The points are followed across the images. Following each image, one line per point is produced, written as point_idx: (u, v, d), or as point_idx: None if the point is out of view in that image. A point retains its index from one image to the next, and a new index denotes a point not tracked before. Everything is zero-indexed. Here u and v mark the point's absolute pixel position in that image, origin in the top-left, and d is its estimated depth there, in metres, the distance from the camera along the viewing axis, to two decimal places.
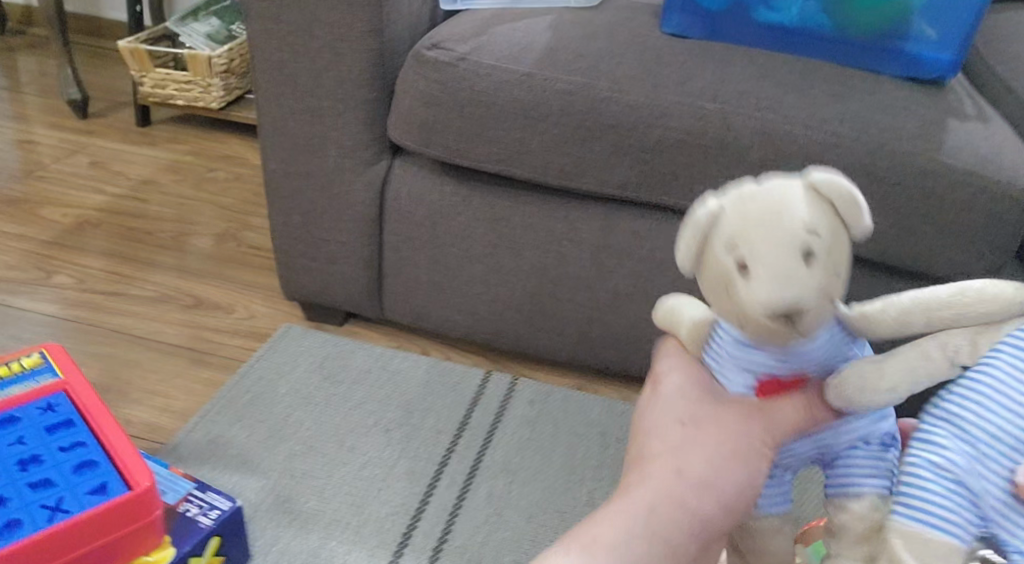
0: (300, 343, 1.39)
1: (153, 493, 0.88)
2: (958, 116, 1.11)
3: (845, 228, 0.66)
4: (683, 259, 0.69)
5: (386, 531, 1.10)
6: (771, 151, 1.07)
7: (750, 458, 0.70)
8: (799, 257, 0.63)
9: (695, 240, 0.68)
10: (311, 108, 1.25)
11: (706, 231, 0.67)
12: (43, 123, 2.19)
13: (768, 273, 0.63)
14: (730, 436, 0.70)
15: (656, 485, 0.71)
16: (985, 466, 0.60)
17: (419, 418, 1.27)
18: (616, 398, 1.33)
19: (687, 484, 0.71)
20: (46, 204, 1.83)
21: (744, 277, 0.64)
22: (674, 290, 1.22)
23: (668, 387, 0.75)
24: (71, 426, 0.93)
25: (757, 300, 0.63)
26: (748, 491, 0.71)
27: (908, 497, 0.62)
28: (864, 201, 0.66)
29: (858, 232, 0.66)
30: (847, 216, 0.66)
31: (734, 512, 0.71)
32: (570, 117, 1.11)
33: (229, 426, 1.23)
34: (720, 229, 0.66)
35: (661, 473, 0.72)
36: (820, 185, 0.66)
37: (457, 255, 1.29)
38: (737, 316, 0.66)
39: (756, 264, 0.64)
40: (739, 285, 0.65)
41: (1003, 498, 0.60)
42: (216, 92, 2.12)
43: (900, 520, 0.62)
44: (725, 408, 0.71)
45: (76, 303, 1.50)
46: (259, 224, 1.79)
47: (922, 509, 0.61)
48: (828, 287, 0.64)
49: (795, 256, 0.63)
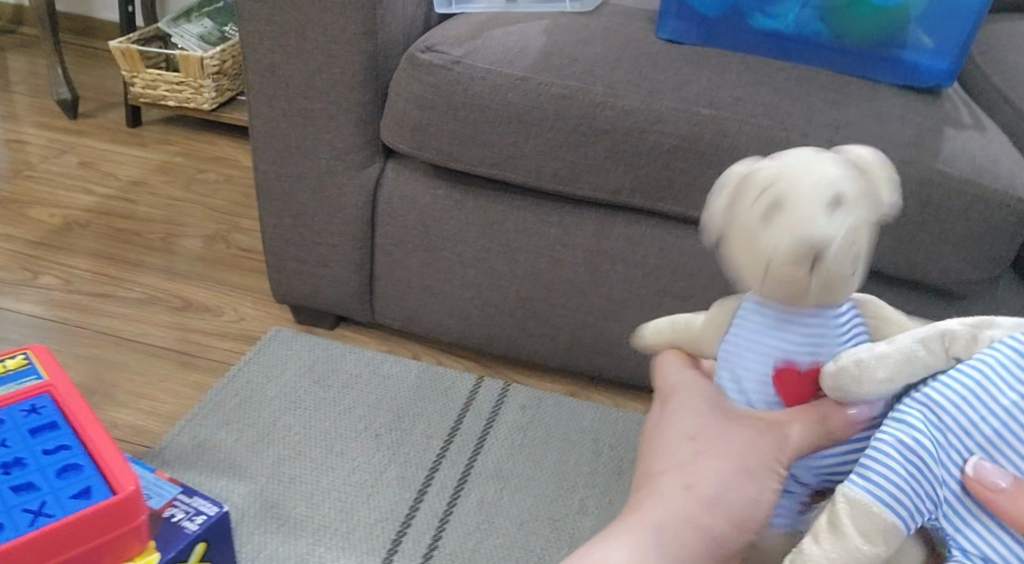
0: (290, 346, 1.38)
1: (138, 497, 0.87)
2: (954, 125, 1.11)
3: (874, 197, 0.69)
4: (716, 213, 0.72)
5: (375, 538, 1.09)
6: (766, 158, 1.06)
7: (760, 475, 0.71)
8: (825, 202, 0.66)
9: (729, 193, 0.71)
10: (304, 110, 1.24)
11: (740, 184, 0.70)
12: (32, 123, 2.17)
13: (798, 215, 0.66)
14: (740, 454, 0.71)
15: (665, 500, 0.72)
16: (944, 454, 0.65)
17: (409, 423, 1.25)
18: (608, 404, 1.33)
19: (697, 499, 0.71)
20: (34, 204, 1.81)
21: (766, 224, 0.67)
22: (668, 296, 1.21)
23: (678, 410, 0.77)
24: (55, 429, 0.92)
25: (785, 242, 0.66)
26: (759, 509, 0.71)
27: (868, 469, 0.65)
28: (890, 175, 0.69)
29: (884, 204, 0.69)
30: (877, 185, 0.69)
31: (747, 530, 0.71)
32: (565, 122, 1.11)
33: (216, 430, 1.22)
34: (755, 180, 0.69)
35: (672, 490, 0.72)
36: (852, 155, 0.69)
37: (449, 259, 1.28)
38: (764, 267, 0.68)
39: (786, 208, 0.67)
40: (769, 230, 0.67)
41: (954, 490, 0.65)
42: (207, 94, 2.11)
43: (855, 489, 0.65)
44: (734, 427, 0.73)
45: (63, 305, 1.48)
46: (250, 226, 1.78)
47: (882, 483, 0.64)
48: (855, 243, 0.67)
49: (826, 203, 0.66)
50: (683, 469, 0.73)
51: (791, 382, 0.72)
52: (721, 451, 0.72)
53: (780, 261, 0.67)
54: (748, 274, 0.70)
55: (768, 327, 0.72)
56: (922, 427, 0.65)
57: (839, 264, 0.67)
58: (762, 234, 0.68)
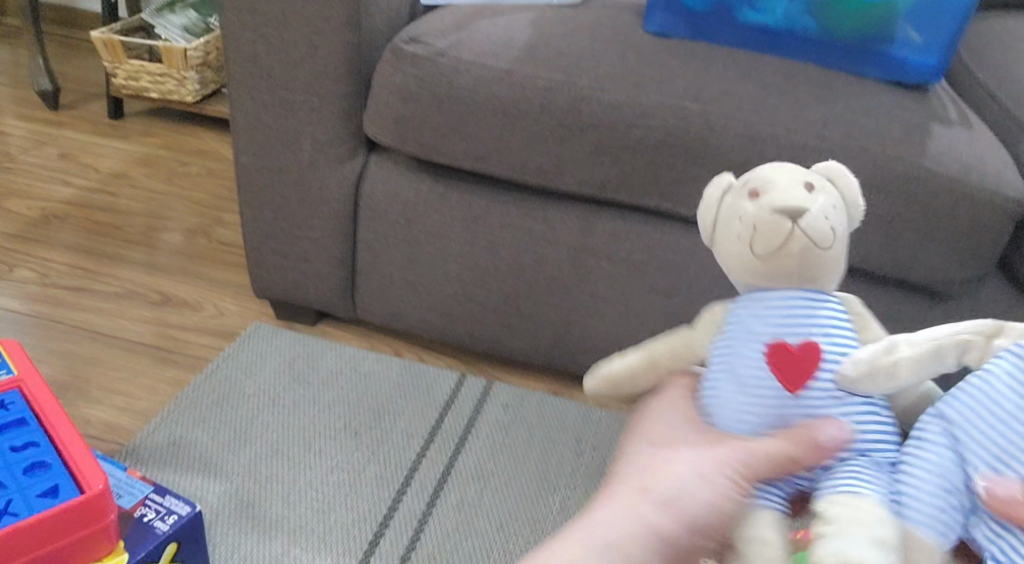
0: (270, 342, 1.36)
1: (107, 496, 0.84)
2: (942, 122, 1.09)
3: (846, 201, 0.76)
4: (705, 212, 0.78)
5: (352, 539, 1.07)
6: (752, 154, 1.05)
7: (719, 481, 0.68)
8: (801, 187, 0.73)
9: (716, 194, 0.77)
10: (285, 101, 1.22)
11: (726, 187, 0.77)
12: (12, 114, 2.14)
13: (774, 192, 0.73)
14: (698, 460, 0.69)
15: (621, 504, 0.68)
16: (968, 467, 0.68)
17: (389, 422, 1.24)
18: (591, 403, 1.31)
19: (651, 502, 0.67)
20: (12, 196, 1.78)
21: (755, 200, 0.73)
22: (653, 293, 1.20)
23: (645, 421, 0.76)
24: (23, 425, 0.89)
25: (767, 207, 0.72)
26: (715, 515, 0.68)
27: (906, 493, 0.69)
28: (855, 182, 0.76)
29: (853, 207, 0.76)
30: (846, 191, 0.76)
31: (697, 535, 0.68)
32: (550, 116, 1.09)
33: (191, 428, 1.19)
34: (738, 181, 0.77)
35: (628, 490, 0.69)
36: (822, 168, 0.77)
37: (432, 254, 1.27)
38: (748, 242, 0.74)
39: (765, 192, 0.73)
40: (751, 204, 0.73)
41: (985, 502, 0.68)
42: (191, 86, 2.08)
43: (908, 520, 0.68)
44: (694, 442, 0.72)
45: (39, 298, 1.46)
46: (231, 219, 1.75)
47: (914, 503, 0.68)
48: (828, 220, 0.73)
49: (801, 187, 0.73)
50: (640, 472, 0.70)
51: (778, 363, 0.73)
52: (679, 459, 0.70)
53: (767, 233, 0.72)
54: (738, 262, 0.75)
55: (755, 317, 0.75)
56: (941, 442, 0.70)
57: (819, 236, 0.72)
58: (746, 216, 0.73)
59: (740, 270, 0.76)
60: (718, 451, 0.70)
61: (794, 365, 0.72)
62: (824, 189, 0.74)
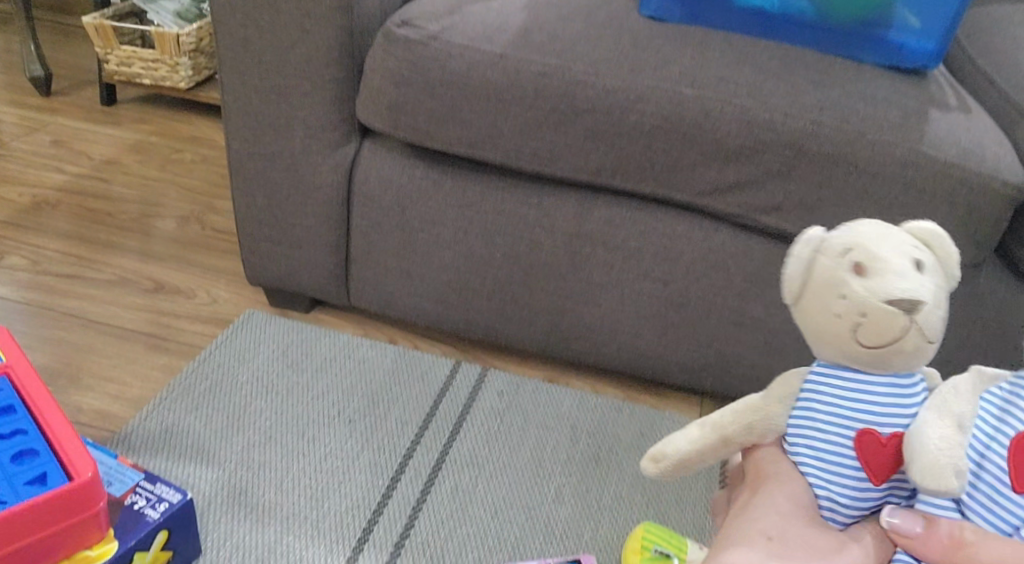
0: (264, 330, 1.35)
1: (95, 485, 0.84)
2: (940, 107, 1.09)
3: (946, 274, 0.72)
4: (792, 273, 0.73)
5: (346, 526, 1.06)
6: (748, 140, 1.04)
7: None
8: (910, 264, 0.70)
9: (807, 255, 0.72)
10: (277, 87, 1.21)
11: (817, 246, 0.72)
12: (4, 100, 2.12)
13: (887, 275, 0.69)
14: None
15: None
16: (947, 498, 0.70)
17: (384, 409, 1.23)
18: (587, 390, 1.31)
19: None
20: (3, 183, 1.77)
21: (861, 278, 0.69)
22: (648, 281, 1.19)
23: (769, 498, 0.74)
24: (12, 412, 0.89)
25: (879, 295, 0.68)
26: None
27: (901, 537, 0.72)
28: (955, 253, 0.72)
29: (952, 280, 0.72)
30: (945, 263, 0.72)
31: None
32: (545, 101, 1.08)
33: (184, 415, 1.19)
34: (834, 244, 0.72)
35: None
36: (923, 233, 0.72)
37: (426, 241, 1.26)
38: (847, 323, 0.70)
39: (873, 271, 0.69)
40: (856, 283, 0.69)
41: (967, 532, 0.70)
42: (183, 72, 2.06)
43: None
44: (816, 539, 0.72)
45: (31, 286, 1.45)
46: (225, 206, 1.74)
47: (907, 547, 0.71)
48: (936, 306, 0.69)
49: (911, 266, 0.69)
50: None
51: (875, 457, 0.72)
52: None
53: (875, 327, 0.69)
54: (829, 337, 0.72)
55: (839, 394, 0.73)
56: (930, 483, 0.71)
57: (929, 330, 0.69)
58: (851, 295, 0.69)
59: (831, 346, 0.72)
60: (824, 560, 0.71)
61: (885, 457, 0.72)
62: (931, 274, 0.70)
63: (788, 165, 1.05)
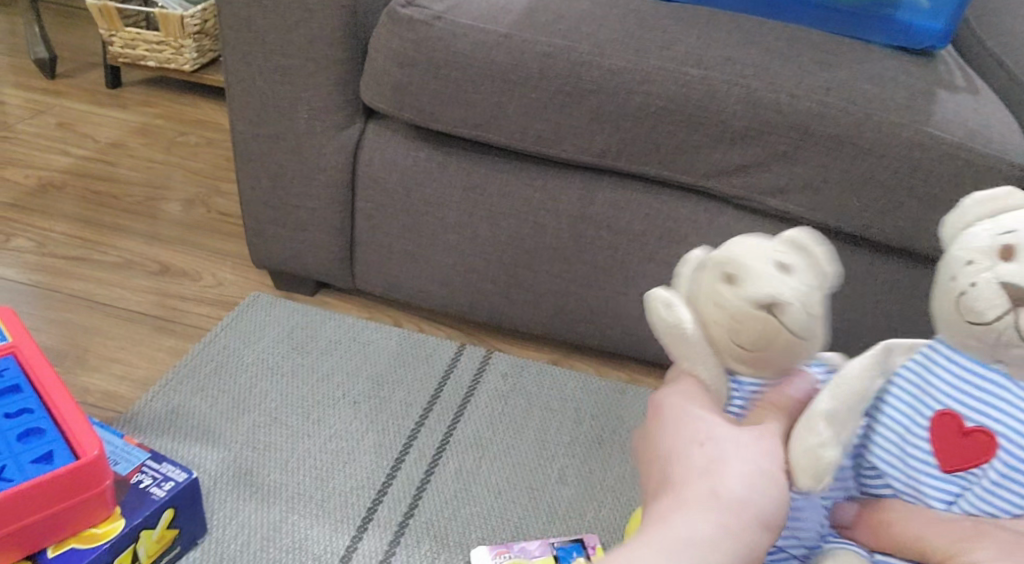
0: (269, 313, 1.35)
1: (101, 463, 0.84)
2: (948, 88, 1.08)
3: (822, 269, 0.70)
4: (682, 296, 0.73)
5: (350, 506, 1.07)
6: (754, 121, 1.04)
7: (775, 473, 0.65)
8: (773, 265, 0.68)
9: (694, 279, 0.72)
10: (281, 67, 1.20)
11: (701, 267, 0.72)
12: (10, 82, 2.13)
13: (748, 277, 0.68)
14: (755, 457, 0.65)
15: (694, 510, 0.63)
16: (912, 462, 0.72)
17: (388, 391, 1.23)
18: (591, 373, 1.31)
19: (717, 508, 0.63)
20: (8, 165, 1.77)
21: (727, 286, 0.69)
22: (653, 263, 1.19)
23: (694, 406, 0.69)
24: (18, 392, 0.90)
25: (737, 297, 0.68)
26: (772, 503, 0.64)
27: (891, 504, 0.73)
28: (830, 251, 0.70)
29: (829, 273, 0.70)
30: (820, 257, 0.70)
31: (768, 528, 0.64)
32: (549, 83, 1.08)
33: (189, 396, 1.19)
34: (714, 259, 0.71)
35: (695, 491, 0.63)
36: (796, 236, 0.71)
37: (431, 223, 1.26)
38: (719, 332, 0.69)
39: (740, 277, 0.68)
40: (723, 291, 0.69)
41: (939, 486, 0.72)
42: (188, 54, 2.06)
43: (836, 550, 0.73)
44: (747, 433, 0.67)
45: (37, 267, 1.45)
46: (230, 189, 1.74)
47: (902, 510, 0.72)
48: (803, 298, 0.68)
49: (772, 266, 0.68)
50: (704, 471, 0.64)
51: None
52: (739, 456, 0.65)
53: (745, 324, 0.68)
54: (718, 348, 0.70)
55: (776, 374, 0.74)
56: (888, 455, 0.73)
57: (801, 323, 0.67)
58: (721, 302, 0.69)
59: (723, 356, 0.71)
60: (757, 441, 0.67)
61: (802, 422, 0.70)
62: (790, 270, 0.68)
63: (794, 147, 1.04)
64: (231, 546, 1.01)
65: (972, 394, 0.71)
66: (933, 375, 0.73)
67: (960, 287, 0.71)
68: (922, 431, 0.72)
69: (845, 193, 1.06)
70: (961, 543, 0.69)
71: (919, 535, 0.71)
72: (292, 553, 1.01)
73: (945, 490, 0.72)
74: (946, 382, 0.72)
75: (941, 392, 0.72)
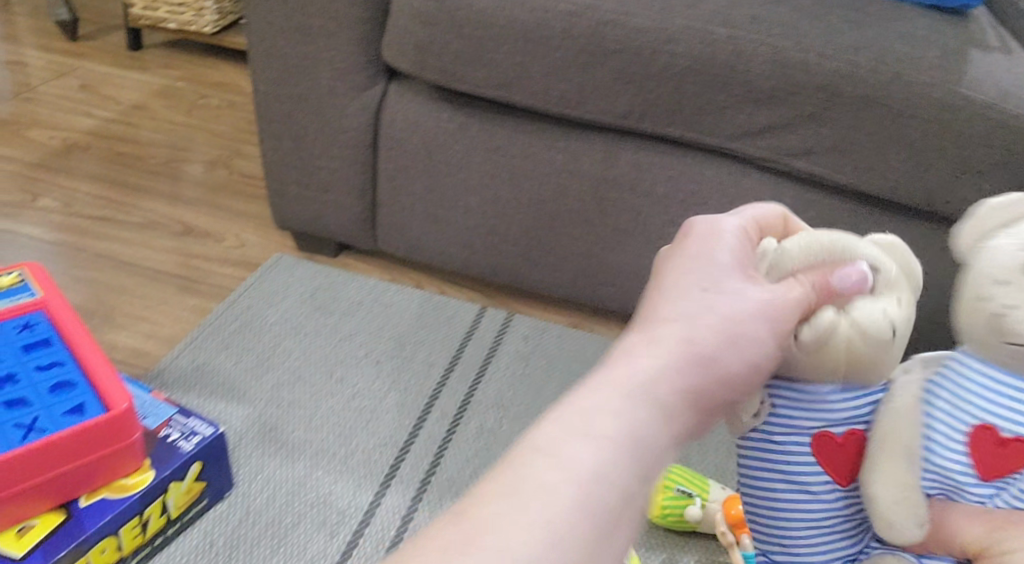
0: (291, 274, 1.36)
1: (131, 415, 0.86)
2: (981, 47, 1.07)
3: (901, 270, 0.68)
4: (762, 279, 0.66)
5: (373, 463, 1.08)
6: (780, 81, 1.03)
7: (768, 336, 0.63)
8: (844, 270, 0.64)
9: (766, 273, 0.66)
10: (303, 27, 1.20)
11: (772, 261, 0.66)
12: (33, 44, 2.13)
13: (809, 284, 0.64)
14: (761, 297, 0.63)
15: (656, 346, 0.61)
16: (950, 474, 0.67)
17: (410, 351, 1.24)
18: (612, 336, 1.31)
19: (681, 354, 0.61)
20: (32, 126, 1.78)
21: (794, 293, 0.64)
22: (675, 226, 1.19)
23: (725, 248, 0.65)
24: (47, 345, 0.91)
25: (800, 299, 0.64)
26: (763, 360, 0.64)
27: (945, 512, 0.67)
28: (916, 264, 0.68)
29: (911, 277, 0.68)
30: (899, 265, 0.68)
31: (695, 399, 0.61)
32: (572, 43, 1.07)
33: (215, 354, 1.21)
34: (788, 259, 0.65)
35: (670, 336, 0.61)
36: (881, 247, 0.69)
37: (453, 184, 1.26)
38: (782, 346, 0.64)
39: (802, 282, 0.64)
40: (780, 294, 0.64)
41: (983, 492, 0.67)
42: (208, 16, 2.05)
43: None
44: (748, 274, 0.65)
45: (62, 227, 1.46)
46: (252, 151, 1.75)
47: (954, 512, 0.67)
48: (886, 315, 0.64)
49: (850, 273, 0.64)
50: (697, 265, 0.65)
51: (829, 457, 0.69)
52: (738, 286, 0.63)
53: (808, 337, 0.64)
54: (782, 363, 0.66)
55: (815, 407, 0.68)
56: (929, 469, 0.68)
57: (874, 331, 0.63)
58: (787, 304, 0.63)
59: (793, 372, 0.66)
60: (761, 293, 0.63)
61: (847, 458, 0.69)
62: (799, 237, 0.66)
63: (821, 108, 1.03)
64: (257, 499, 1.02)
65: (1001, 401, 0.66)
66: (965, 391, 0.67)
67: (995, 308, 0.65)
68: (959, 441, 0.67)
69: (871, 156, 1.05)
70: (1006, 534, 0.66)
71: (960, 532, 0.67)
72: (316, 507, 1.03)
73: (985, 490, 0.67)
74: (977, 390, 0.67)
75: (976, 402, 0.67)
